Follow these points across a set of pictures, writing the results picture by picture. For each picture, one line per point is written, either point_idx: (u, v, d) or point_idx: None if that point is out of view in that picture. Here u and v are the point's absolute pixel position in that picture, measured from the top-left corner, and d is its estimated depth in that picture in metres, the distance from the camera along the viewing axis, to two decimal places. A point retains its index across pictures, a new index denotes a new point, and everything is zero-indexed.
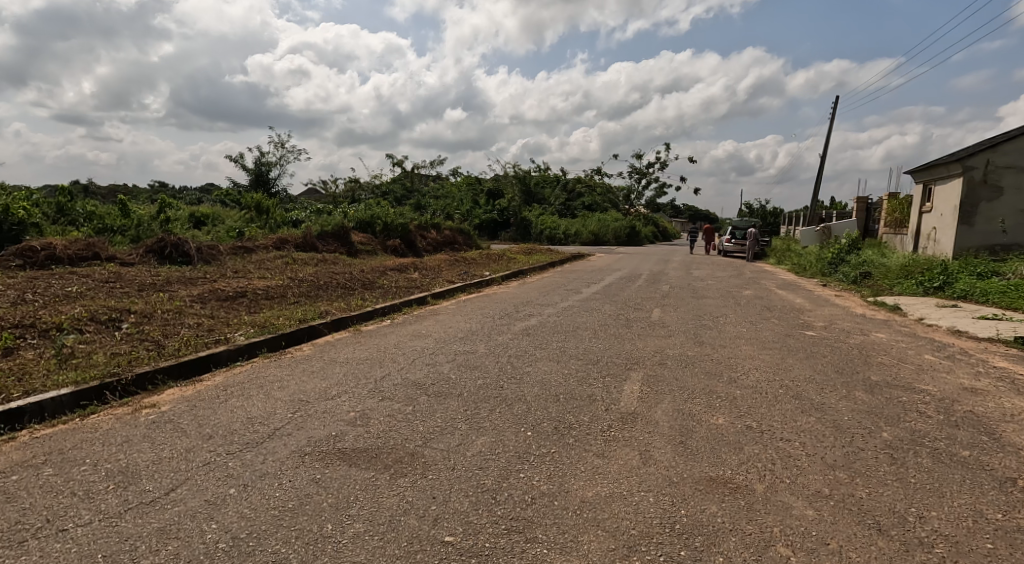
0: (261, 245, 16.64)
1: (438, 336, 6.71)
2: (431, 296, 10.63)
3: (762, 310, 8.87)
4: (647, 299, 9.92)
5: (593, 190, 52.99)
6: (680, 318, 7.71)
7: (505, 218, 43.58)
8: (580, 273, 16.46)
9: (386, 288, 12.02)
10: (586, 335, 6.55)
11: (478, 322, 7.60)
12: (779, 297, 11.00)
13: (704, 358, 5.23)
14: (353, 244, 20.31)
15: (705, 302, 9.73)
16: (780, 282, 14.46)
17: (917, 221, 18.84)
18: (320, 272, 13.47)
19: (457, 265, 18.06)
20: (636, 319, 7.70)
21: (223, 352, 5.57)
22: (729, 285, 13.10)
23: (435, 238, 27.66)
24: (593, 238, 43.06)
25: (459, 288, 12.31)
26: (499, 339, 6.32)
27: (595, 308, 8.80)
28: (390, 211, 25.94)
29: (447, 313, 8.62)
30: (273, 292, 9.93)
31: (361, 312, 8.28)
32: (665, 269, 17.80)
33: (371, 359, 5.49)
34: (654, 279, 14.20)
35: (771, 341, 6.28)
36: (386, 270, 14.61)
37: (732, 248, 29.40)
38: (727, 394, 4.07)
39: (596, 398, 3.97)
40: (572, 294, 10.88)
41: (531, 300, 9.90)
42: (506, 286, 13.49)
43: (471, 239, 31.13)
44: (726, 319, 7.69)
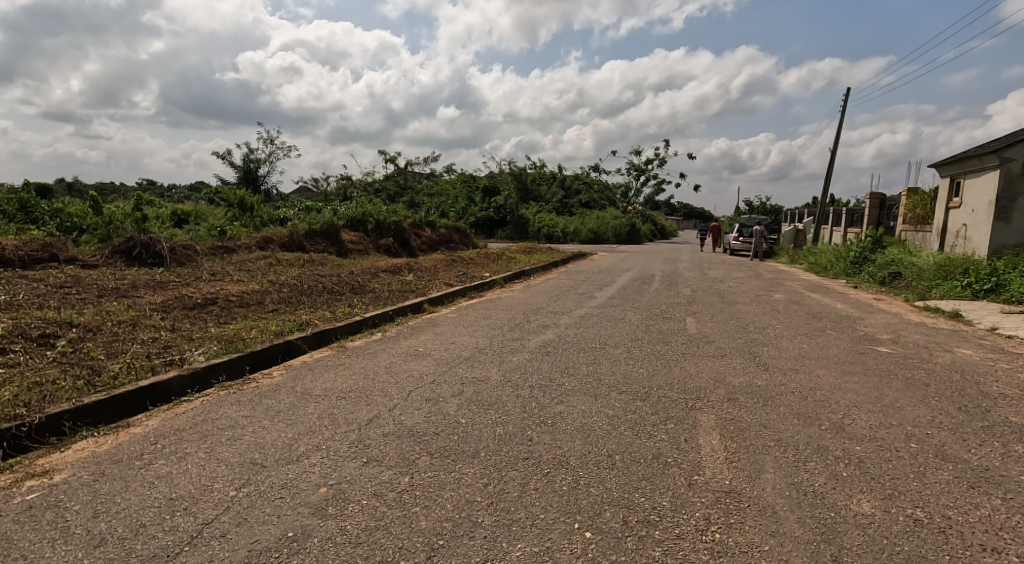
0: (245, 245, 15.42)
1: (443, 353, 5.57)
2: (428, 302, 9.46)
3: (809, 319, 7.78)
4: (672, 305, 8.80)
5: (591, 188, 51.88)
6: (722, 330, 6.60)
7: (502, 216, 42.43)
8: (587, 274, 15.36)
9: (379, 292, 10.86)
10: (620, 353, 5.41)
11: (487, 335, 6.48)
12: (816, 302, 9.93)
13: (783, 390, 4.08)
14: (343, 244, 19.13)
15: (738, 308, 8.65)
16: (805, 283, 13.41)
17: (942, 217, 18.13)
18: (305, 274, 12.25)
19: (455, 265, 16.96)
20: (671, 330, 6.60)
21: (172, 381, 4.40)
22: (753, 288, 12.01)
23: (430, 237, 26.50)
24: (592, 236, 41.98)
25: (459, 291, 11.16)
26: (516, 360, 5.18)
27: (618, 317, 7.69)
28: (382, 209, 24.71)
29: (449, 322, 7.47)
30: (249, 298, 8.74)
31: (347, 324, 7.07)
32: (677, 270, 16.71)
33: (355, 392, 4.27)
34: (669, 280, 13.08)
35: (847, 360, 5.22)
36: (379, 272, 13.48)
37: (739, 246, 28.39)
38: (848, 454, 2.93)
39: (670, 463, 2.83)
40: (585, 299, 9.77)
41: (543, 307, 8.79)
42: (510, 289, 12.39)
43: (468, 237, 30.00)
44: (776, 331, 6.62)
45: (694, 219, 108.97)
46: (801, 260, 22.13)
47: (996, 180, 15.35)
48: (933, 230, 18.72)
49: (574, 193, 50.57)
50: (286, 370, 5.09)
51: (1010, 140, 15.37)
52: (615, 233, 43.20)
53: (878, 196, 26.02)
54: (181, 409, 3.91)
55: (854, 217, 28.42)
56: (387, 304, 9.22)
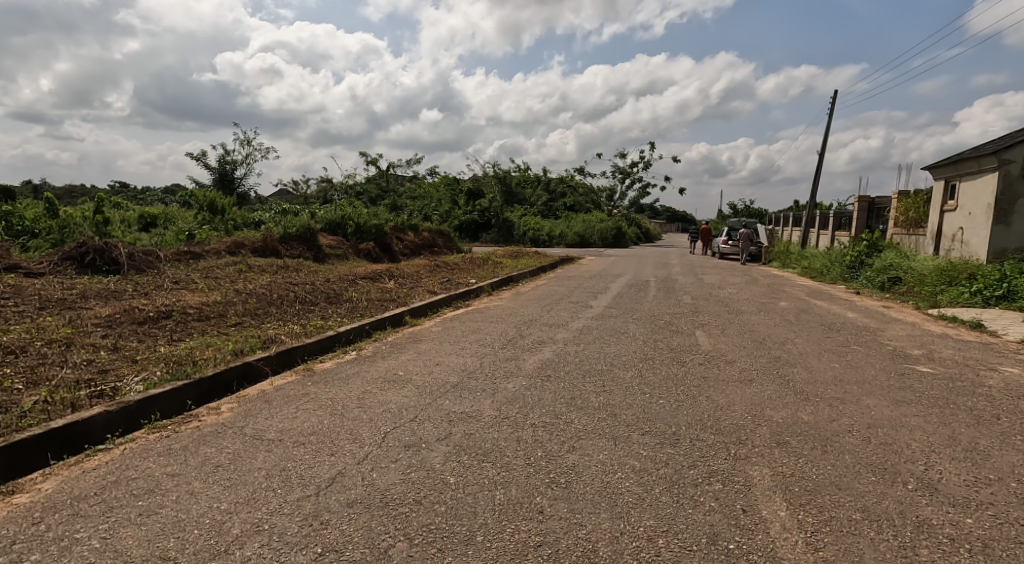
0: (214, 250, 14.45)
1: (428, 379, 4.79)
2: (410, 313, 8.64)
3: (827, 331, 7.17)
4: (676, 315, 8.11)
5: (576, 191, 51.35)
6: (740, 347, 5.91)
7: (486, 219, 41.66)
8: (578, 281, 14.66)
9: (356, 302, 10.02)
10: (632, 379, 4.67)
11: (477, 355, 5.71)
12: (825, 310, 9.36)
13: (841, 431, 3.36)
14: (320, 249, 18.23)
15: (747, 319, 7.99)
16: (806, 289, 12.88)
17: (937, 221, 17.82)
18: (276, 281, 11.35)
19: (438, 271, 16.17)
20: (682, 347, 5.89)
21: (97, 419, 3.64)
22: (753, 295, 11.38)
23: (412, 241, 25.67)
24: (578, 239, 41.42)
25: (445, 300, 10.35)
26: (513, 388, 4.42)
27: (620, 331, 6.97)
28: (362, 212, 23.79)
29: (434, 338, 6.68)
30: (209, 310, 7.85)
31: (317, 342, 6.25)
32: (670, 275, 16.10)
33: (317, 435, 3.47)
34: (665, 287, 12.41)
35: (891, 383, 4.57)
36: (357, 278, 12.63)
37: (728, 250, 28.00)
38: (965, 534, 2.22)
39: (737, 554, 2.09)
40: (581, 308, 9.06)
41: (536, 318, 8.05)
42: (498, 297, 11.63)
43: (451, 241, 29.21)
44: (798, 348, 5.95)
45: (677, 222, 109.23)
46: (793, 264, 21.67)
47: (996, 182, 15.06)
48: (928, 234, 18.39)
49: (559, 196, 50.00)
50: (237, 404, 4.23)
51: (1009, 142, 15.09)
52: (601, 237, 42.69)
53: (867, 199, 25.77)
54: (90, 464, 3.06)
55: (842, 221, 28.26)
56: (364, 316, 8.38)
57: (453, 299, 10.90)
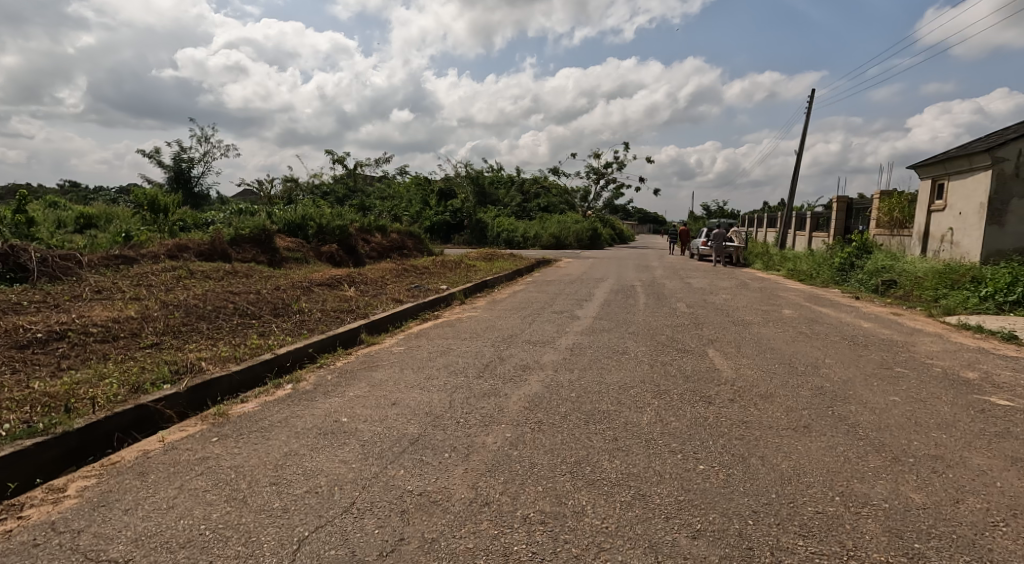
0: (152, 253, 12.89)
1: (377, 433, 3.54)
2: (369, 327, 7.35)
3: (855, 348, 6.13)
4: (677, 329, 7.04)
5: (550, 192, 50.44)
6: (769, 373, 4.82)
7: (459, 220, 40.30)
8: (558, 286, 13.55)
9: (305, 314, 8.67)
10: (651, 427, 3.53)
11: (444, 390, 4.49)
12: (835, 320, 8.39)
13: (987, 532, 2.24)
14: (276, 252, 16.80)
15: (758, 332, 6.96)
16: (802, 295, 11.99)
17: (923, 221, 17.16)
18: (216, 289, 9.91)
19: (405, 276, 14.86)
20: (699, 375, 4.78)
21: None
22: (749, 302, 10.44)
23: (380, 243, 24.28)
24: (553, 241, 40.41)
25: (411, 310, 9.08)
26: (492, 449, 3.21)
27: (618, 350, 5.86)
28: (326, 212, 22.31)
29: (392, 365, 5.43)
30: (120, 327, 6.45)
31: (246, 369, 4.97)
32: (655, 279, 15.11)
33: (190, 551, 2.23)
34: (654, 294, 11.39)
35: (985, 429, 3.49)
36: (312, 285, 11.26)
37: (707, 251, 27.29)
38: None
39: None
40: (567, 320, 7.92)
41: (517, 334, 6.90)
42: (471, 305, 10.43)
43: (421, 243, 27.86)
44: (837, 373, 4.89)
45: (650, 223, 109.36)
46: (777, 266, 20.96)
47: (989, 181, 14.38)
48: (914, 234, 17.65)
49: (533, 197, 49.02)
50: (95, 482, 2.89)
51: (1003, 139, 14.42)
52: (577, 238, 41.80)
53: (846, 199, 25.32)
54: None
55: (821, 222, 27.82)
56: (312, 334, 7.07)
57: (421, 308, 9.63)
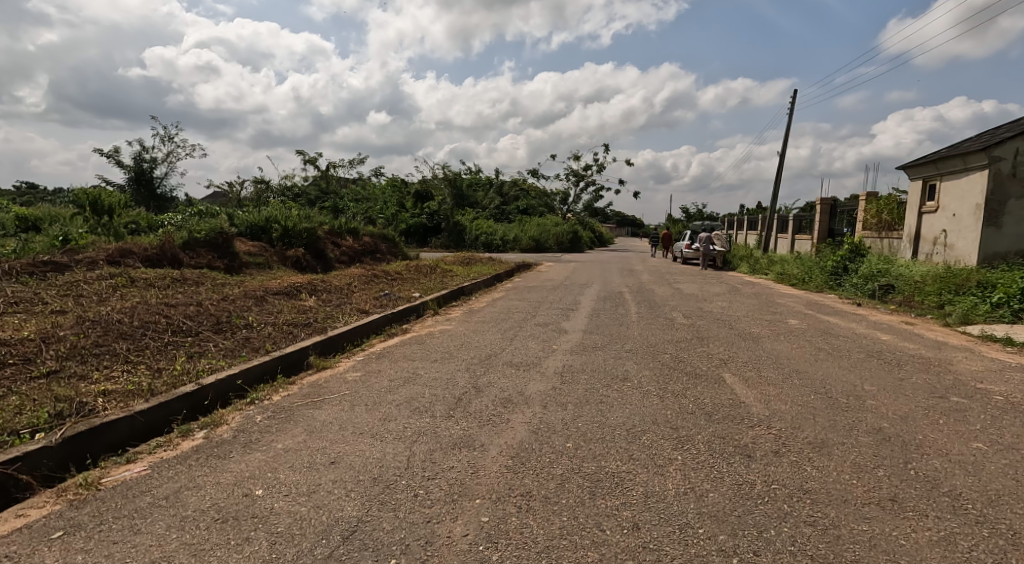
0: (89, 259, 11.60)
1: (299, 519, 2.51)
2: (326, 348, 6.30)
3: (889, 370, 5.24)
4: (680, 347, 6.12)
5: (529, 194, 49.56)
6: (808, 408, 3.88)
7: (436, 223, 39.16)
8: (540, 293, 12.61)
9: (250, 331, 7.51)
10: (681, 504, 2.56)
11: (400, 441, 3.46)
12: (849, 332, 7.53)
13: None
14: (235, 257, 15.72)
15: (770, 349, 6.07)
16: (801, 302, 11.20)
17: (913, 223, 16.56)
18: (154, 300, 8.74)
19: (374, 282, 13.73)
20: (724, 414, 3.83)
21: None
22: (748, 310, 9.61)
23: (352, 246, 23.11)
24: (532, 244, 39.51)
25: (377, 323, 8.02)
26: (461, 552, 2.21)
27: (617, 376, 4.89)
28: (293, 213, 21.08)
29: (341, 401, 4.37)
30: (10, 352, 5.29)
31: (158, 407, 3.93)
32: (642, 285, 14.28)
33: None
34: (645, 302, 10.50)
35: None
36: (267, 295, 10.10)
37: (691, 255, 26.64)
38: None
39: None
40: (552, 336, 6.95)
41: (496, 354, 5.90)
42: (445, 317, 9.37)
43: (396, 246, 26.72)
44: (887, 408, 3.97)
45: (628, 227, 109.34)
46: (764, 270, 20.29)
47: (985, 181, 13.78)
48: (904, 236, 16.93)
49: (512, 200, 48.09)
50: None
51: (999, 137, 13.82)
52: (557, 241, 40.96)
53: (830, 201, 24.83)
54: None
55: (805, 224, 27.34)
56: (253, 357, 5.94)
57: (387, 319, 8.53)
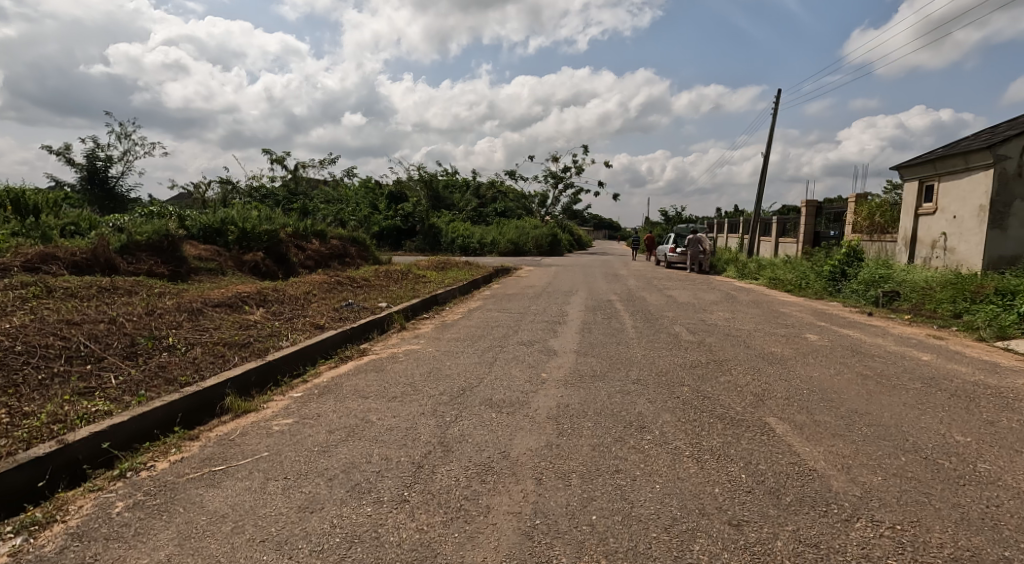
0: (1, 265, 10.07)
1: None
2: (257, 384, 5.01)
3: (964, 408, 4.14)
4: (697, 377, 4.97)
5: (507, 196, 48.44)
6: (909, 484, 2.75)
7: (410, 225, 37.81)
8: (520, 303, 11.45)
9: (169, 357, 6.14)
10: None
11: (319, 559, 2.23)
12: (880, 351, 6.45)
13: None
14: (182, 265, 14.48)
15: (806, 377, 4.95)
16: (806, 312, 10.20)
17: (909, 225, 15.73)
18: (62, 314, 7.35)
19: (337, 291, 12.41)
20: (796, 493, 2.68)
21: None
22: (755, 322, 8.53)
23: (318, 250, 21.69)
24: (510, 247, 38.37)
25: (331, 343, 6.74)
26: None
27: (629, 425, 3.72)
28: (253, 215, 19.63)
29: (250, 474, 3.11)
30: None
31: None
32: (631, 293, 13.23)
33: None
34: (639, 313, 9.39)
35: None
36: (206, 307, 8.72)
37: (675, 259, 25.77)
38: None
39: None
40: (539, 362, 5.75)
41: (469, 390, 4.68)
42: (412, 333, 8.09)
43: (366, 250, 25.34)
44: (1012, 478, 2.86)
45: (606, 230, 109.23)
46: (753, 275, 19.43)
47: (989, 181, 12.96)
48: (900, 239, 16.10)
49: (489, 201, 46.89)
50: None
51: (1004, 135, 12.99)
52: (536, 244, 39.88)
53: (816, 203, 24.15)
54: None
55: (790, 227, 26.67)
56: (154, 398, 4.63)
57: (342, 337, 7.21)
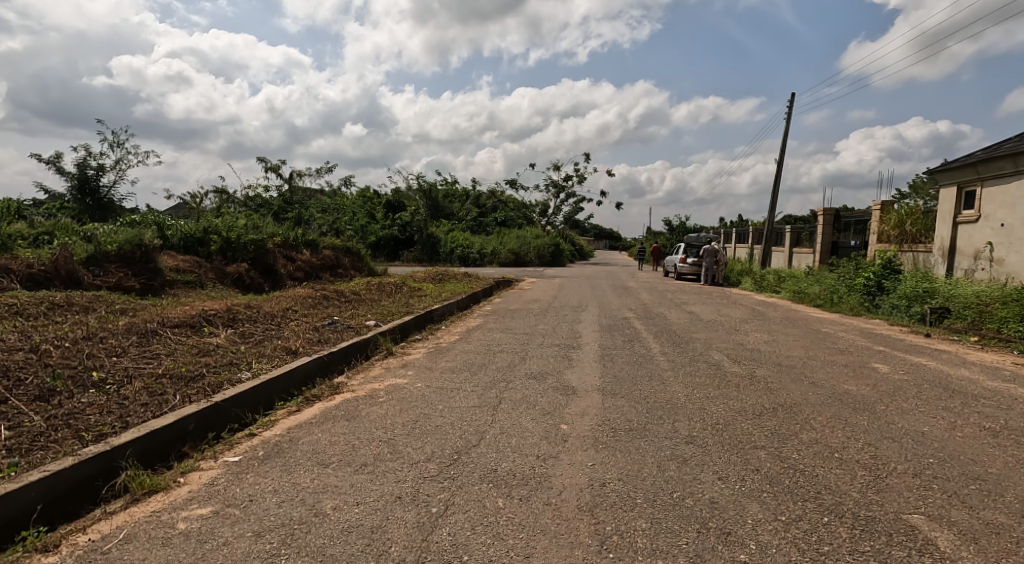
0: None
1: None
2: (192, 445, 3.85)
3: None
4: (769, 434, 3.72)
5: (507, 206, 47.41)
6: None
7: (408, 234, 36.74)
8: (525, 321, 10.27)
9: (91, 397, 4.89)
10: None
11: None
12: (976, 387, 5.24)
13: None
14: (157, 278, 13.30)
15: (917, 434, 3.71)
16: (852, 332, 8.99)
17: (948, 234, 14.58)
18: None
19: (321, 308, 11.22)
20: None
21: None
22: (802, 346, 7.31)
23: (309, 261, 20.55)
24: (511, 258, 37.21)
25: (298, 376, 5.51)
26: None
27: (708, 531, 2.47)
28: (239, 223, 18.67)
29: None
30: None
31: None
32: (647, 308, 12.01)
33: None
34: (663, 334, 8.18)
35: None
36: (163, 328, 7.51)
37: (686, 270, 24.56)
38: None
39: None
40: (556, 409, 4.52)
41: (468, 456, 3.46)
42: (398, 360, 6.84)
43: (361, 260, 24.21)
44: None
45: (606, 241, 108.47)
46: (773, 288, 18.22)
47: None
48: (935, 248, 15.06)
49: (490, 211, 45.85)
50: None
51: None
52: (538, 255, 38.70)
53: (834, 212, 23.00)
54: None
55: (804, 238, 25.53)
56: (26, 470, 3.34)
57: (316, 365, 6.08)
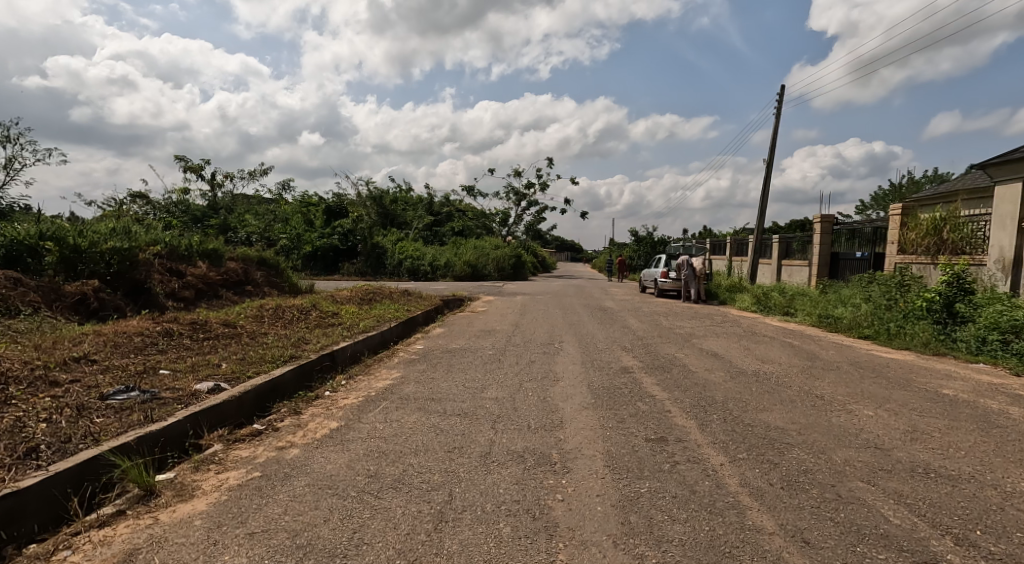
0: None
1: None
2: None
3: None
4: None
5: (464, 213, 43.56)
6: None
7: (350, 244, 32.47)
8: (460, 376, 6.42)
9: None
10: None
11: None
12: None
13: None
14: None
15: None
16: (992, 398, 5.47)
17: (1009, 242, 11.47)
18: None
19: (145, 360, 7.08)
20: None
21: None
22: (995, 456, 3.70)
23: (204, 275, 16.18)
24: (467, 270, 33.30)
25: None
26: None
27: None
28: (101, 226, 14.17)
29: None
30: None
31: None
32: (645, 346, 8.35)
33: None
34: (708, 419, 4.47)
35: None
36: None
37: (667, 286, 21.20)
38: None
39: None
40: None
41: None
42: (134, 531, 2.84)
43: (281, 273, 19.93)
44: None
45: (568, 251, 106.30)
46: (780, 308, 14.93)
47: None
48: (991, 259, 11.98)
49: (444, 219, 41.90)
50: None
51: None
52: (497, 266, 34.88)
53: (832, 219, 20.02)
54: None
55: (794, 250, 22.51)
56: None
57: None
